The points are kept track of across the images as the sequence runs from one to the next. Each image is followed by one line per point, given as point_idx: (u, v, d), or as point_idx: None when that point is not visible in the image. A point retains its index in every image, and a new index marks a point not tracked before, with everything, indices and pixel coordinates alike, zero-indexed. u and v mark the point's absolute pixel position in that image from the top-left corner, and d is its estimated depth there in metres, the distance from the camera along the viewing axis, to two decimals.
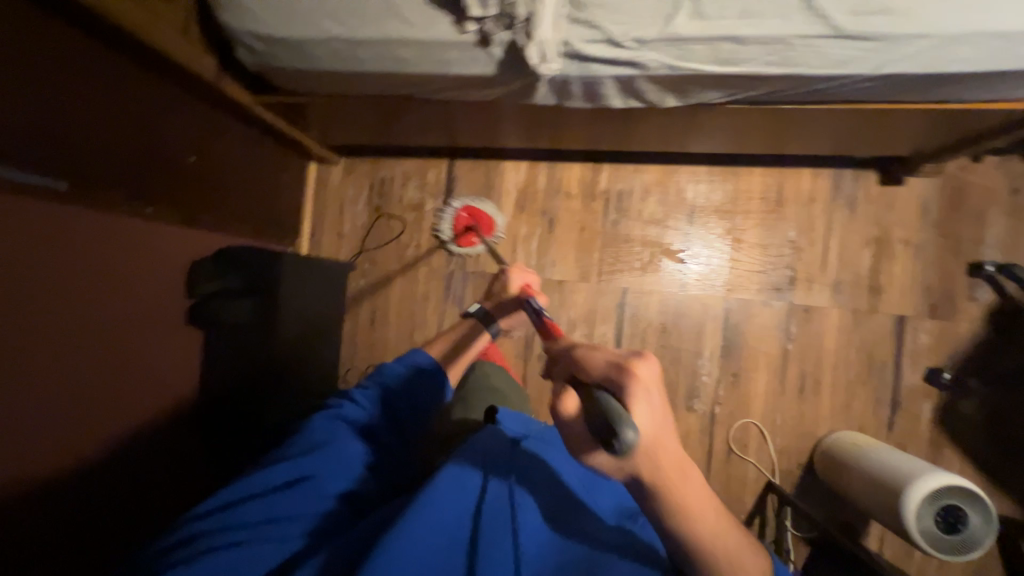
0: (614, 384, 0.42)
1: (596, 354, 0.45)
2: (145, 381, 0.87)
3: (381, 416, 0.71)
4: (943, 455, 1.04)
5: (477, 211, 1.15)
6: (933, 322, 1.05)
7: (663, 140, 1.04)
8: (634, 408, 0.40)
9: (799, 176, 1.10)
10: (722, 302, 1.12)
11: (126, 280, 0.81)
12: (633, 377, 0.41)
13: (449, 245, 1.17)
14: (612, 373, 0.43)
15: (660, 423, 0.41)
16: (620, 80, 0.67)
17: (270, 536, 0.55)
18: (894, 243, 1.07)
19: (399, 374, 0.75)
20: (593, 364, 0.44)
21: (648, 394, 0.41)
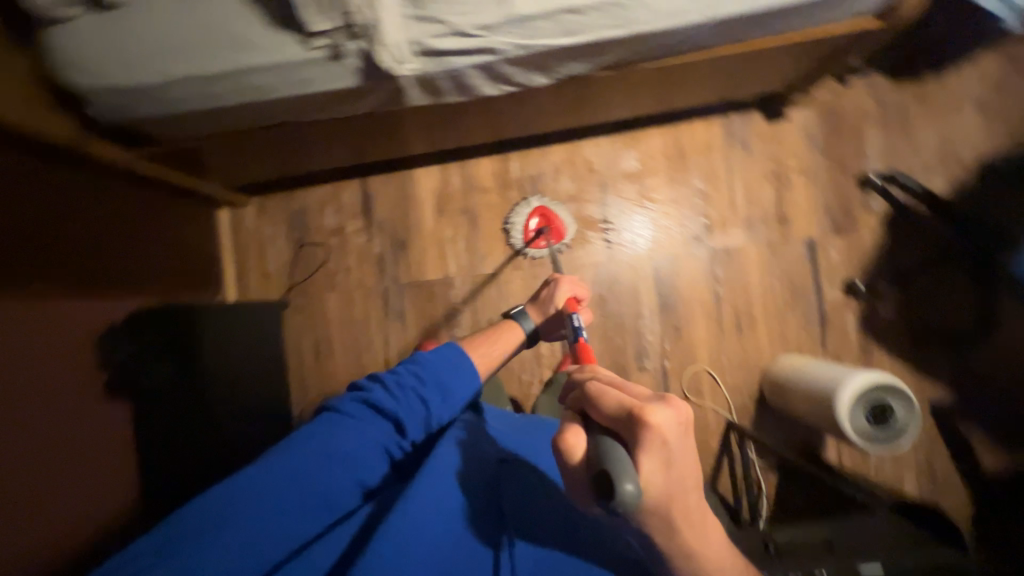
0: (628, 432, 0.44)
1: (615, 397, 0.46)
2: (88, 469, 0.81)
3: (416, 415, 0.65)
4: (874, 357, 1.11)
5: (551, 214, 1.15)
6: (839, 238, 1.13)
7: (559, 118, 1.08)
8: (644, 459, 0.42)
9: (693, 129, 1.16)
10: (649, 260, 1.16)
11: (39, 368, 0.74)
12: (648, 427, 0.43)
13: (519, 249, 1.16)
14: (627, 421, 0.44)
15: (665, 474, 0.43)
16: (483, 68, 0.70)
17: (277, 530, 0.54)
18: (790, 173, 1.14)
19: (443, 369, 0.68)
20: (609, 407, 0.46)
21: (659, 447, 0.43)
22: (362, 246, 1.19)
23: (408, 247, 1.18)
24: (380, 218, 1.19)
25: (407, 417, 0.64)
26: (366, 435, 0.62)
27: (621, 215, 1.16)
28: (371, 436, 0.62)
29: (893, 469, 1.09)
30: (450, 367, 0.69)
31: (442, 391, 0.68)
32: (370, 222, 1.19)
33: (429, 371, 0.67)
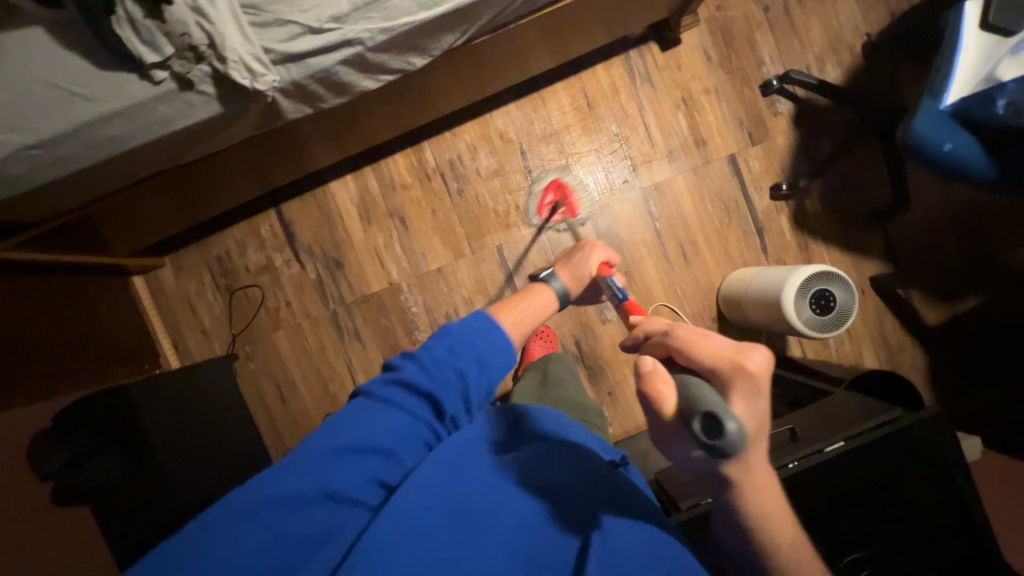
0: (725, 373, 0.48)
1: (711, 343, 0.50)
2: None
3: (456, 391, 0.55)
4: (812, 252, 1.16)
5: (566, 188, 1.15)
6: (756, 147, 1.16)
7: (457, 96, 1.04)
8: (738, 396, 0.47)
9: (595, 74, 1.15)
10: (586, 216, 1.16)
11: None
12: (745, 369, 0.47)
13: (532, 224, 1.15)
14: (723, 363, 0.49)
15: (755, 417, 0.47)
16: (351, 62, 0.65)
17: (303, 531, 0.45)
18: (697, 96, 1.15)
19: (478, 338, 0.58)
20: (705, 351, 0.50)
21: (752, 388, 0.47)
22: (297, 277, 1.13)
23: (344, 264, 1.14)
24: (307, 243, 1.14)
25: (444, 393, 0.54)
26: (402, 419, 0.52)
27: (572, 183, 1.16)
28: (403, 415, 0.52)
29: (851, 349, 1.16)
30: (487, 334, 0.59)
31: (481, 361, 0.58)
32: (298, 249, 1.13)
33: (466, 341, 0.57)
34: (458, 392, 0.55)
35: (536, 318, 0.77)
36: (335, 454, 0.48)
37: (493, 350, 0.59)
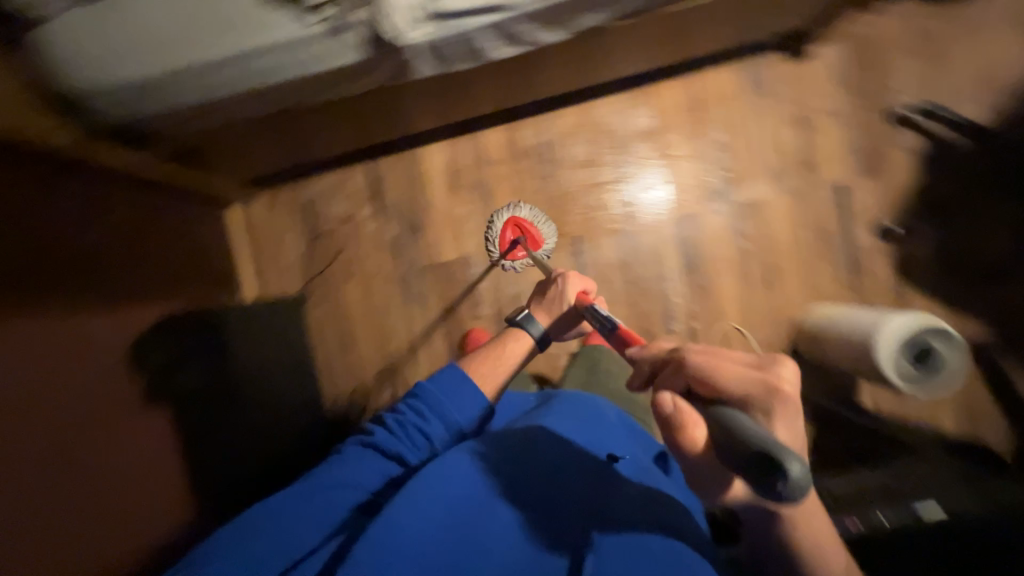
0: (757, 399, 0.48)
1: (730, 370, 0.49)
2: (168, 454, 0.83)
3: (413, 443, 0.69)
4: (908, 301, 1.08)
5: (523, 223, 1.11)
6: (869, 181, 1.09)
7: (567, 79, 1.02)
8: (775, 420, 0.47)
9: (709, 78, 1.10)
10: (671, 221, 1.12)
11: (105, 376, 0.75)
12: (776, 393, 0.48)
13: (499, 263, 1.13)
14: (753, 390, 0.48)
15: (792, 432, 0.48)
16: (496, 27, 0.65)
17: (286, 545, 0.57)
18: (815, 116, 1.09)
19: (437, 398, 0.71)
20: (728, 379, 0.49)
21: (787, 408, 0.48)
22: (375, 233, 1.16)
23: (422, 228, 1.15)
24: (391, 202, 1.16)
25: (410, 438, 0.70)
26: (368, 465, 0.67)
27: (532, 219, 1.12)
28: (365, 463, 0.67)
29: (931, 411, 1.08)
30: (450, 390, 0.72)
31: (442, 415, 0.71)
32: (382, 207, 1.16)
33: (428, 401, 0.71)
34: (422, 433, 0.70)
35: (503, 378, 0.78)
36: (331, 484, 0.64)
37: (450, 404, 0.71)
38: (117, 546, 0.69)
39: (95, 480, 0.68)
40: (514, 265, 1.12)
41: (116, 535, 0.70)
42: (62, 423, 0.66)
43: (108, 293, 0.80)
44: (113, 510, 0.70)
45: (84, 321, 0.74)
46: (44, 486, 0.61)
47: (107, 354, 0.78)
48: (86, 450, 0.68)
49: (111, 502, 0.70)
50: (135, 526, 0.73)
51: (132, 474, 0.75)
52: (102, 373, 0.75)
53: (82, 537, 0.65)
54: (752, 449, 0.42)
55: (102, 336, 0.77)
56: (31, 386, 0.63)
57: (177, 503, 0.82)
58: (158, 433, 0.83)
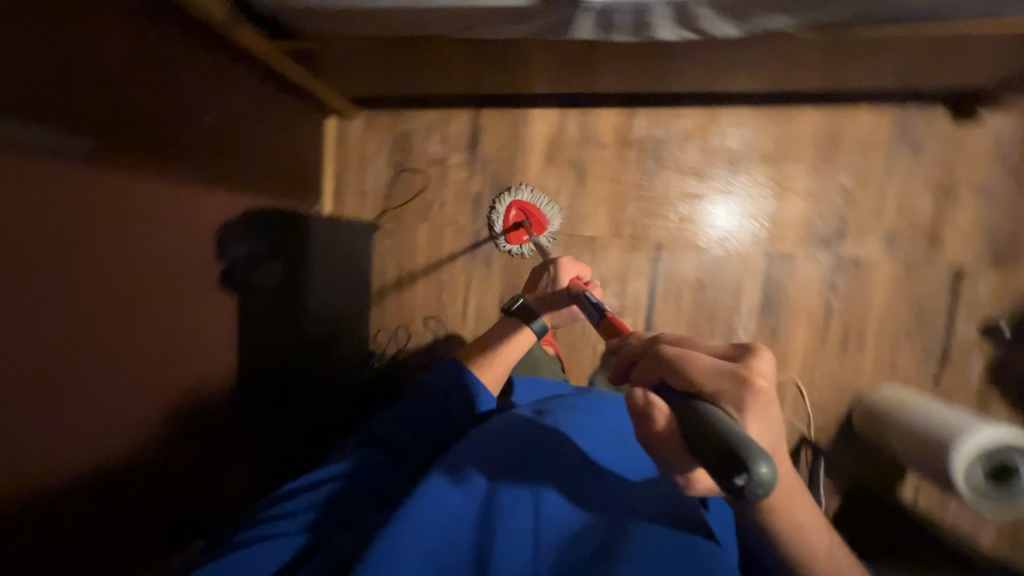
0: (735, 391, 0.44)
1: (704, 359, 0.46)
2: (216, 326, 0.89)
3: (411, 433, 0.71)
4: (990, 408, 1.01)
5: (529, 207, 1.10)
6: (994, 273, 0.99)
7: (706, 77, 0.95)
8: (752, 416, 0.43)
9: (857, 116, 1.01)
10: (763, 256, 1.05)
11: (182, 246, 0.79)
12: (753, 385, 0.44)
13: (498, 241, 1.13)
14: (725, 381, 0.45)
15: (768, 431, 0.44)
16: (678, 5, 0.59)
17: (282, 531, 0.61)
18: (960, 187, 0.99)
19: (433, 392, 0.74)
20: (703, 369, 0.45)
21: (764, 402, 0.44)
22: (461, 182, 1.14)
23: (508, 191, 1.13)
24: (484, 156, 1.13)
25: (410, 430, 0.71)
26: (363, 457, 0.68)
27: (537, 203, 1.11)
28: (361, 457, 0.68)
29: (972, 525, 1.02)
30: (447, 386, 0.74)
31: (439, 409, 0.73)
32: (475, 158, 1.14)
33: (426, 395, 0.74)
34: (422, 424, 0.72)
35: (496, 372, 0.77)
36: (333, 479, 0.66)
37: (448, 396, 0.73)
38: (98, 444, 0.69)
39: (106, 374, 0.68)
40: (512, 247, 1.12)
41: (158, 390, 0.79)
42: (103, 311, 0.66)
43: (194, 200, 0.80)
44: (110, 407, 0.70)
45: (164, 222, 0.75)
46: (62, 365, 0.61)
47: (177, 256, 0.79)
48: (114, 342, 0.68)
49: (125, 390, 0.72)
50: (123, 431, 0.73)
51: (142, 378, 0.75)
52: (164, 274, 0.76)
53: (74, 423, 0.65)
54: (723, 441, 0.38)
55: (178, 239, 0.78)
56: (94, 267, 0.64)
57: (175, 416, 0.83)
58: (186, 346, 0.84)
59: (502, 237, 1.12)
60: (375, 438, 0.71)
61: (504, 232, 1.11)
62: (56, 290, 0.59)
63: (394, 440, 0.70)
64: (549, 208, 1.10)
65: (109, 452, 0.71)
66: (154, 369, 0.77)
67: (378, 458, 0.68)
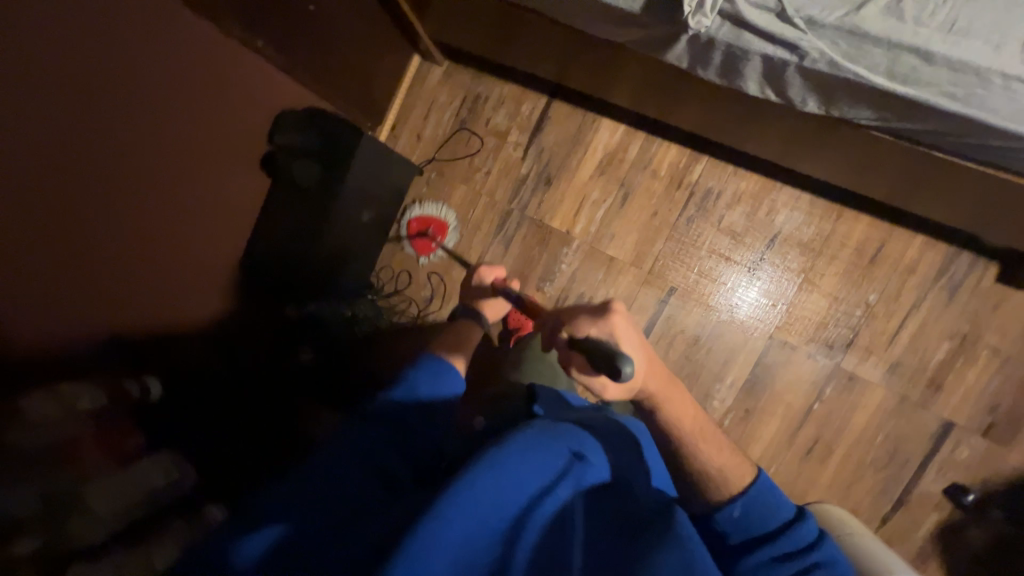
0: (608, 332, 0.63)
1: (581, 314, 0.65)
2: (232, 203, 0.93)
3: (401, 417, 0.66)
4: (925, 566, 0.99)
5: (426, 217, 1.17)
6: (982, 441, 0.97)
7: (779, 148, 0.95)
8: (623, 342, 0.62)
9: (908, 241, 1.00)
10: (766, 337, 1.05)
11: (219, 106, 0.84)
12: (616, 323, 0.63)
13: (403, 243, 1.18)
14: (599, 317, 0.64)
15: (636, 347, 0.64)
16: (770, 62, 0.60)
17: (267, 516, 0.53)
18: (980, 347, 0.97)
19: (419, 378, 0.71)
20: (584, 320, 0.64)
21: (623, 331, 0.63)
22: (511, 159, 1.16)
23: (551, 185, 1.14)
24: (543, 143, 1.14)
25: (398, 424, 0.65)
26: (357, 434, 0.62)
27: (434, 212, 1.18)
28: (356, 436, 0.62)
29: None
30: (431, 373, 0.72)
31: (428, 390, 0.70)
32: (533, 142, 1.15)
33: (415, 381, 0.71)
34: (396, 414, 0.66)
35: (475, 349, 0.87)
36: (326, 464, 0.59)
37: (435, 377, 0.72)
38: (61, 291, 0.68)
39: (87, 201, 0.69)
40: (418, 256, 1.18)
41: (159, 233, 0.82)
42: (98, 148, 0.68)
43: (218, 86, 0.83)
44: (87, 252, 0.71)
45: (208, 74, 0.81)
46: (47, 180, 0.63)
47: (189, 140, 0.81)
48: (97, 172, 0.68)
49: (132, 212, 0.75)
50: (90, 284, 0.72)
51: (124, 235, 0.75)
52: (172, 145, 0.78)
53: (45, 250, 0.65)
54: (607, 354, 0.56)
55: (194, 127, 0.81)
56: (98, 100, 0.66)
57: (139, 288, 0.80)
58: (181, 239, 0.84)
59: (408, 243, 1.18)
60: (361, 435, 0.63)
61: (409, 239, 1.18)
62: (58, 100, 0.62)
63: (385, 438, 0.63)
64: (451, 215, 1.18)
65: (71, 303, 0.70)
66: (139, 237, 0.76)
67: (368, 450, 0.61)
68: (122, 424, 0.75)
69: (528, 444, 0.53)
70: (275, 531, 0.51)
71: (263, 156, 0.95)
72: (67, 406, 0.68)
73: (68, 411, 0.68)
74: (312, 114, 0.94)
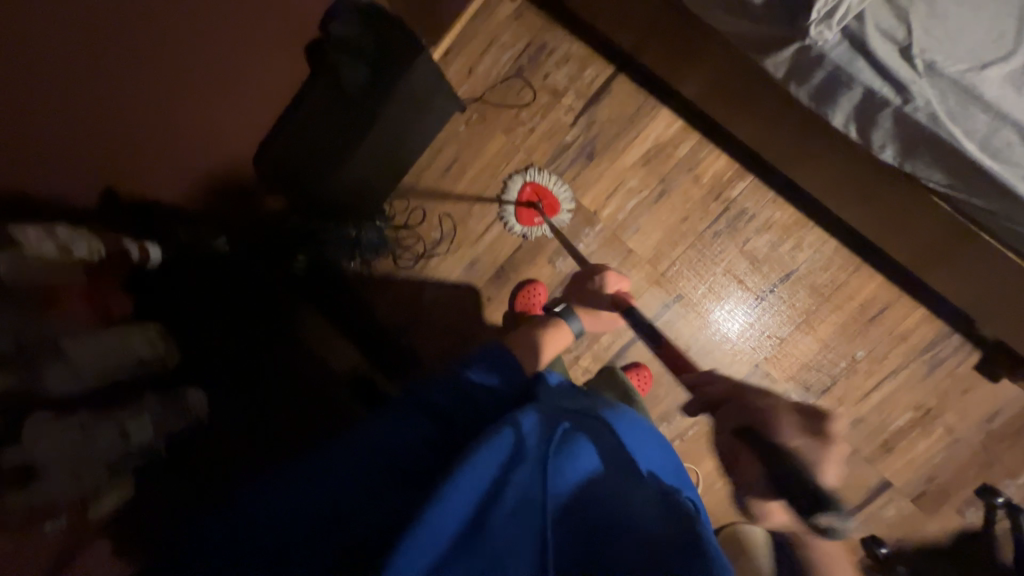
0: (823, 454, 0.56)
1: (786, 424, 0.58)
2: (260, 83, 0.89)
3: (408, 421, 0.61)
4: None
5: (544, 189, 1.10)
6: (909, 505, 1.05)
7: (828, 186, 0.95)
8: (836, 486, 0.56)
9: (909, 310, 1.03)
10: (751, 365, 1.08)
11: None
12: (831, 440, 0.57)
13: (506, 207, 1.12)
14: (818, 448, 0.56)
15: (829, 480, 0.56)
16: (870, 98, 0.58)
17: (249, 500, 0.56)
18: (939, 423, 1.03)
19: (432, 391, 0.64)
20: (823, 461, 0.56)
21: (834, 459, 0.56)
22: (560, 122, 1.11)
23: (592, 161, 1.10)
24: (596, 115, 1.10)
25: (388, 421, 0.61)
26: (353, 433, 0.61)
27: (549, 185, 1.11)
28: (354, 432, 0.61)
29: None
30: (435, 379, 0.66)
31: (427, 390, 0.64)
32: (587, 111, 1.10)
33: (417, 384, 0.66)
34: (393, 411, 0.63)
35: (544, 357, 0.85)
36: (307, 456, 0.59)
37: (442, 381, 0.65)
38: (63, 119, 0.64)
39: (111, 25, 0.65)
40: (522, 226, 1.11)
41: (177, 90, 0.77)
42: None
43: None
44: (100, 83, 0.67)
45: None
46: None
47: None
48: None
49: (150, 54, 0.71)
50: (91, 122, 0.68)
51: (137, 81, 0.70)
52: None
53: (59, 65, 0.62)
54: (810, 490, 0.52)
55: None
56: None
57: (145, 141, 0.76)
58: (195, 108, 0.81)
59: (512, 210, 1.11)
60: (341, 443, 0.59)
61: (515, 204, 1.11)
62: None
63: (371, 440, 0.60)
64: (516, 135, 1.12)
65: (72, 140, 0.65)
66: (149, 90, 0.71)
67: (358, 455, 0.58)
68: (104, 282, 0.68)
69: (535, 432, 0.52)
70: (250, 517, 0.55)
71: (309, 44, 0.91)
72: (58, 246, 0.60)
73: (63, 253, 0.61)
74: (373, 11, 0.88)
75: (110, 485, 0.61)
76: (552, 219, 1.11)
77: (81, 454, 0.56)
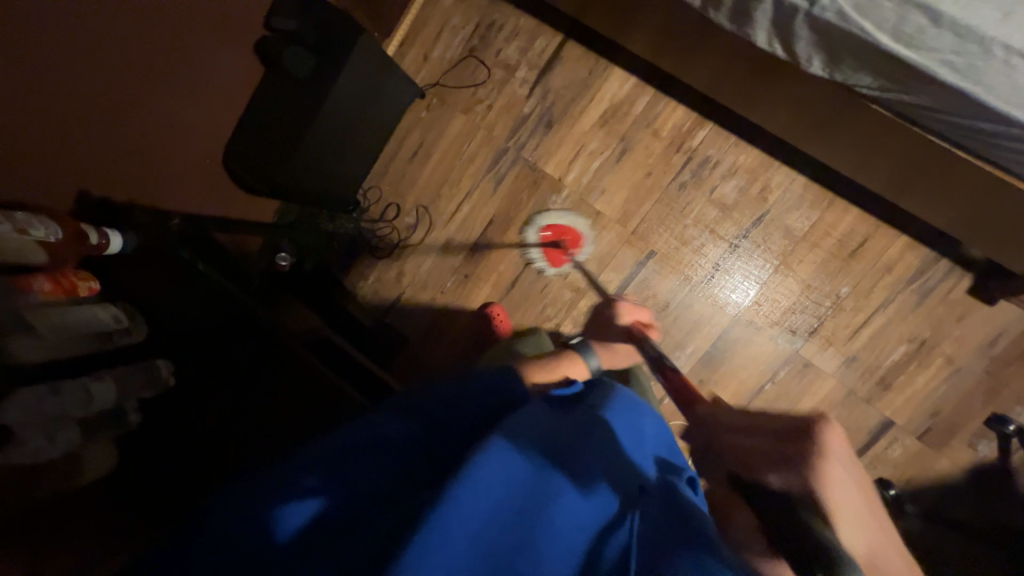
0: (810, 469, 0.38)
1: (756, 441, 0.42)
2: (220, 86, 0.94)
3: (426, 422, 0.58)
4: None
5: (563, 227, 1.11)
6: (916, 443, 1.01)
7: (785, 121, 0.93)
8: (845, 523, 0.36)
9: (890, 241, 1.00)
10: (733, 313, 1.06)
11: None
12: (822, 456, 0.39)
13: (528, 251, 1.12)
14: (795, 477, 0.38)
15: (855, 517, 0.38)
16: (781, 7, 0.58)
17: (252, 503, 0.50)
18: (937, 353, 0.99)
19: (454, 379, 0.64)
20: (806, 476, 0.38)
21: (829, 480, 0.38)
22: (516, 96, 1.13)
23: (551, 129, 1.11)
24: (550, 83, 1.11)
25: (415, 415, 0.58)
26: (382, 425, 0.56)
27: (569, 220, 1.11)
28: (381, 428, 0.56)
29: None
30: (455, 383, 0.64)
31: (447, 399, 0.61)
32: (541, 81, 1.11)
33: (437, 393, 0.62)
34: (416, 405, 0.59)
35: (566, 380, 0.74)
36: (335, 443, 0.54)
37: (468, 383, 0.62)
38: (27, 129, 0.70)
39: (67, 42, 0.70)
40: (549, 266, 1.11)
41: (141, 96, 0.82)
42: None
43: None
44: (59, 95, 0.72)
45: None
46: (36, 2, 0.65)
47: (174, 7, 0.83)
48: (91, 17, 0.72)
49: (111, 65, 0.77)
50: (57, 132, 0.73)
51: (102, 88, 0.76)
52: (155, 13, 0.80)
53: None
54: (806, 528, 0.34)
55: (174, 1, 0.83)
56: None
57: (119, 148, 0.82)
58: (162, 114, 0.86)
59: (537, 253, 1.11)
60: (364, 439, 0.54)
61: (539, 247, 1.11)
62: None
63: (405, 436, 0.55)
64: (475, 114, 1.15)
65: (42, 147, 0.71)
66: (113, 96, 0.77)
67: (390, 448, 0.54)
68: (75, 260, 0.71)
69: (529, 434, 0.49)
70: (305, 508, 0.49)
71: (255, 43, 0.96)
72: (18, 229, 0.62)
73: (20, 236, 0.62)
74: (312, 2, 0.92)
75: (87, 451, 0.67)
76: (578, 254, 1.10)
77: (55, 415, 0.61)
